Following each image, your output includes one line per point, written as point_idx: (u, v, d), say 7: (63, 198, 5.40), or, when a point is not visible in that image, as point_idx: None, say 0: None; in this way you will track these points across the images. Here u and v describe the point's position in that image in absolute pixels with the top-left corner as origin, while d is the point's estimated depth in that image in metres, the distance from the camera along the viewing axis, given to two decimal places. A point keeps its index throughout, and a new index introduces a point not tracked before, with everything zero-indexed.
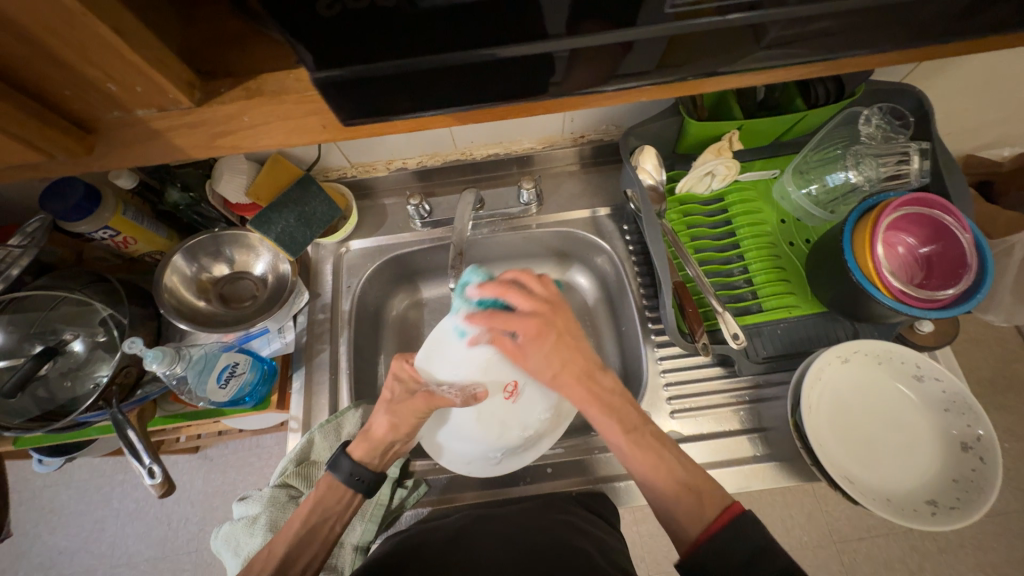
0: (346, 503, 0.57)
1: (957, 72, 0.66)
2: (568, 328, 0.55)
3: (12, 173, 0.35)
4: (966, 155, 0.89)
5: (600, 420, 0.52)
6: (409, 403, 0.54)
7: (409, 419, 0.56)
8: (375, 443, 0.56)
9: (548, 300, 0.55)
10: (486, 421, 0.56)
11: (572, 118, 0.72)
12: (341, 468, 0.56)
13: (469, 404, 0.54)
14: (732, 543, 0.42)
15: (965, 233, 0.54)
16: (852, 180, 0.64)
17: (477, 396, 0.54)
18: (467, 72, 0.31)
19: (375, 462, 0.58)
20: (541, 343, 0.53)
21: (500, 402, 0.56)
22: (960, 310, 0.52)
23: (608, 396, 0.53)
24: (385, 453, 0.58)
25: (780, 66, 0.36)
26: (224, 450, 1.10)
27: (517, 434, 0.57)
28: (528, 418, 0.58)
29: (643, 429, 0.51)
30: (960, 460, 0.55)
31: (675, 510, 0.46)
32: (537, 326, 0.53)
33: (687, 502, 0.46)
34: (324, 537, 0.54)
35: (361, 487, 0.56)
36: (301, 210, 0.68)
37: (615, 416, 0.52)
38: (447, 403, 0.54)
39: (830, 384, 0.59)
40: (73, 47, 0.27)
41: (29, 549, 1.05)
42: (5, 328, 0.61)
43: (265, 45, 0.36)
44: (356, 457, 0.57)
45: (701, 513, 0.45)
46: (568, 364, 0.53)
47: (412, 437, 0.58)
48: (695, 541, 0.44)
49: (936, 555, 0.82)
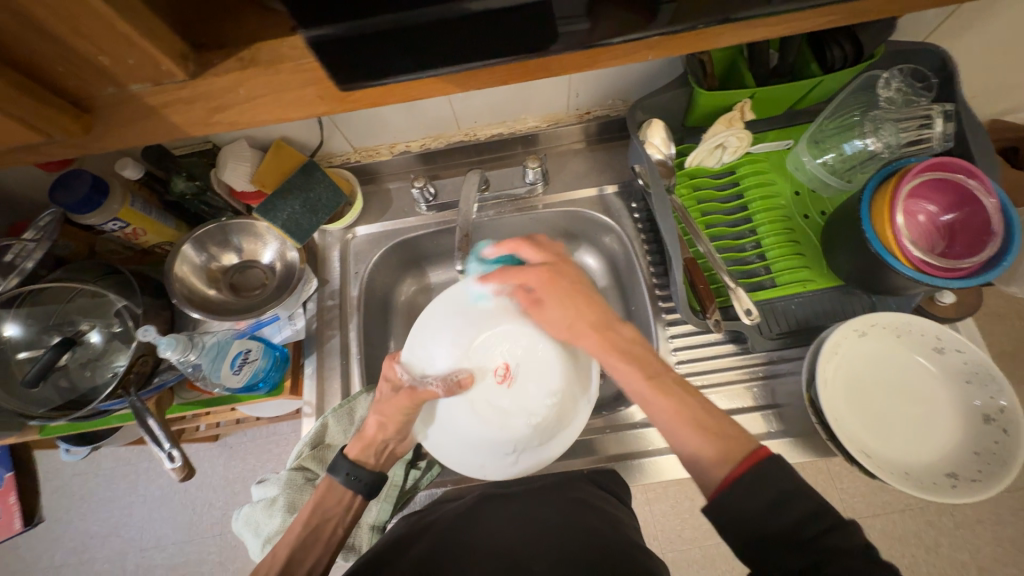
0: (347, 504, 0.58)
1: (983, 28, 0.62)
2: (579, 281, 0.55)
3: (13, 154, 0.35)
4: (991, 121, 0.85)
5: (617, 366, 0.50)
6: (394, 401, 0.56)
7: (396, 416, 0.57)
8: (368, 442, 0.57)
9: (558, 255, 0.57)
10: (484, 408, 0.61)
11: (577, 92, 0.70)
12: (339, 469, 0.57)
13: (454, 392, 0.60)
14: (757, 485, 0.38)
15: (990, 198, 0.52)
16: (870, 148, 0.61)
17: (461, 382, 0.60)
18: (463, 28, 0.30)
19: (372, 461, 0.58)
20: (554, 292, 0.55)
21: (489, 386, 0.62)
22: (983, 278, 0.50)
23: (623, 348, 0.51)
24: (380, 452, 0.59)
25: (794, 12, 0.34)
26: (243, 438, 1.13)
27: (521, 421, 0.59)
28: (531, 405, 0.60)
29: (666, 374, 0.48)
30: (982, 432, 0.54)
31: (701, 456, 0.42)
32: (547, 276, 0.55)
33: (713, 449, 0.42)
34: (326, 539, 0.55)
35: (359, 486, 0.57)
36: (306, 197, 0.67)
37: (636, 361, 0.49)
38: (433, 394, 0.58)
39: (846, 358, 0.58)
40: (61, 17, 0.26)
41: (62, 533, 1.10)
42: (24, 320, 0.62)
43: (257, 17, 0.35)
44: (352, 456, 0.58)
45: (724, 455, 0.41)
46: (580, 314, 0.53)
47: (404, 435, 0.59)
48: (720, 484, 0.39)
49: (954, 530, 0.81)
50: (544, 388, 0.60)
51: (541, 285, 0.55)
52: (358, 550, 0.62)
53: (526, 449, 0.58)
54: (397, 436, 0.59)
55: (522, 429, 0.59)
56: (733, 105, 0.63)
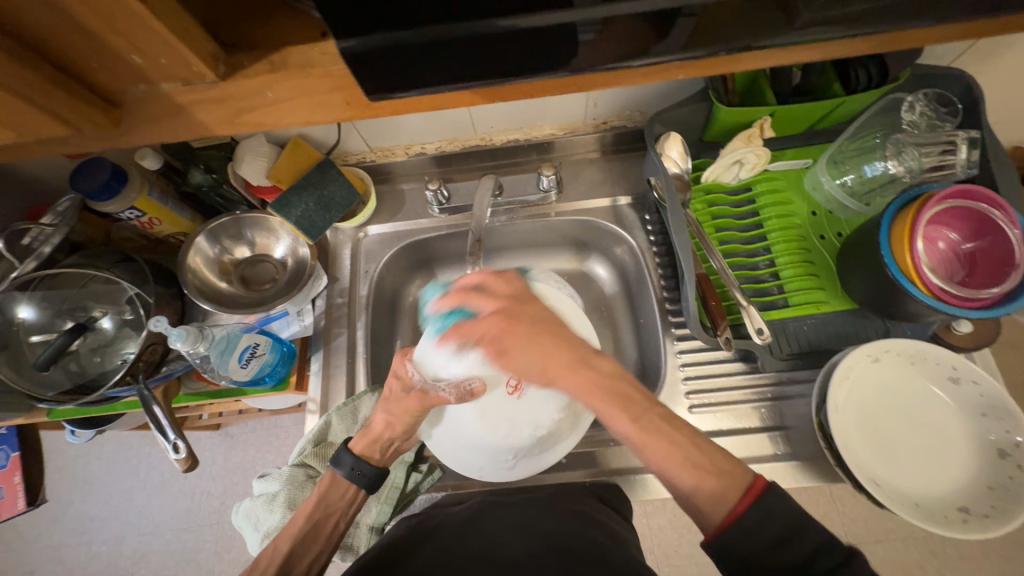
0: (350, 498, 0.58)
1: (1012, 56, 0.62)
2: (540, 318, 0.50)
3: (41, 146, 0.35)
4: (1015, 148, 0.84)
5: (601, 408, 0.47)
6: (403, 402, 0.56)
7: (404, 416, 0.57)
8: (374, 437, 0.58)
9: (514, 296, 0.52)
10: (494, 418, 0.58)
11: (595, 102, 0.69)
12: (343, 464, 0.57)
13: (465, 400, 0.56)
14: (760, 523, 0.39)
15: (1013, 229, 0.51)
16: (891, 170, 0.60)
17: (472, 391, 0.56)
18: (490, 43, 0.30)
19: (376, 457, 0.58)
20: (515, 338, 0.49)
21: (501, 395, 0.57)
22: (1003, 310, 0.49)
23: (605, 383, 0.47)
24: (385, 449, 0.59)
25: (821, 40, 0.34)
26: (244, 429, 1.14)
27: (526, 433, 0.57)
28: (537, 416, 0.58)
29: (651, 411, 0.46)
30: (996, 466, 0.52)
31: (697, 497, 0.42)
32: (502, 324, 0.49)
33: (710, 493, 0.41)
34: (328, 532, 0.55)
35: (362, 481, 0.57)
36: (320, 194, 0.68)
37: (622, 403, 0.46)
38: (443, 400, 0.56)
39: (858, 383, 0.57)
40: (99, 17, 0.27)
41: (63, 514, 1.11)
42: (38, 303, 0.63)
43: (287, 20, 0.35)
44: (357, 451, 0.58)
45: (724, 492, 0.41)
46: (548, 357, 0.48)
47: (411, 434, 0.59)
48: (718, 526, 0.40)
49: (957, 561, 0.80)
50: (552, 400, 0.57)
51: (501, 331, 0.49)
52: (355, 551, 0.62)
53: (526, 456, 0.59)
54: (403, 434, 0.59)
55: (525, 440, 0.57)
56: (754, 122, 0.62)
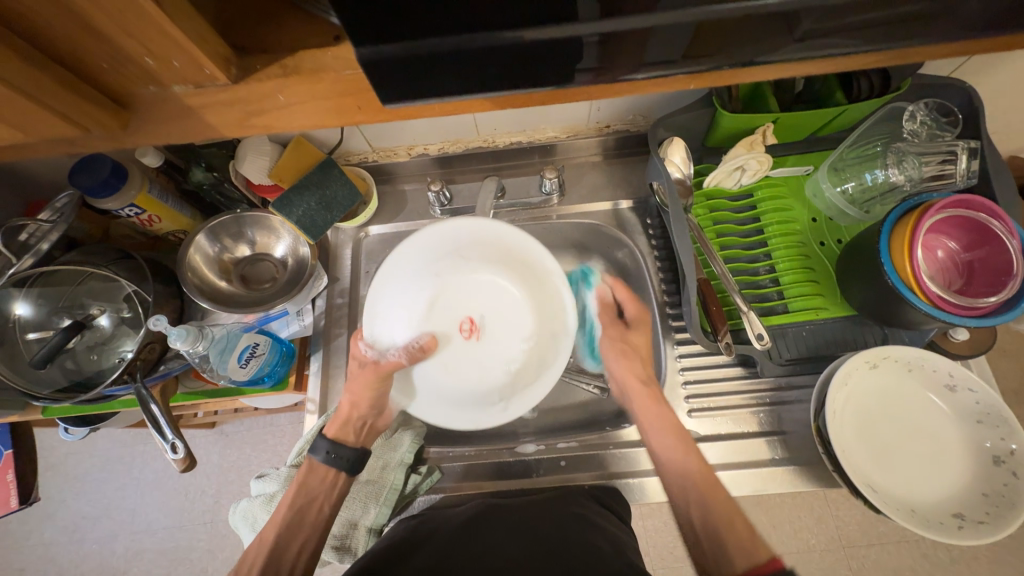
0: (331, 482, 0.58)
1: (1011, 68, 0.62)
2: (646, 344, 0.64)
3: (46, 146, 0.35)
4: (1011, 157, 0.85)
5: (663, 438, 0.58)
6: (362, 376, 0.59)
7: (367, 393, 0.59)
8: (345, 419, 0.59)
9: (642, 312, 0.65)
10: (457, 367, 0.63)
11: (598, 107, 0.70)
12: (318, 450, 0.57)
13: (419, 357, 0.61)
14: None
15: (1012, 239, 0.51)
16: (892, 178, 0.61)
17: (423, 347, 0.62)
18: (502, 55, 0.30)
19: (352, 439, 0.59)
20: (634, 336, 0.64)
21: (456, 346, 0.64)
22: (999, 320, 0.49)
23: (667, 421, 0.59)
24: (359, 429, 0.60)
25: (825, 57, 0.34)
26: (240, 427, 1.13)
27: (500, 369, 0.63)
28: (505, 352, 0.64)
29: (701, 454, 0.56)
30: (990, 474, 0.53)
31: (727, 542, 0.49)
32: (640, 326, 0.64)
33: (739, 534, 0.49)
34: (313, 519, 0.56)
35: (340, 464, 0.57)
36: (322, 193, 0.67)
37: (679, 437, 0.57)
38: (396, 364, 0.60)
39: (855, 389, 0.57)
40: (113, 18, 0.26)
41: (54, 512, 1.10)
42: (34, 300, 0.62)
43: (299, 23, 0.35)
44: (331, 436, 0.58)
45: (751, 549, 0.47)
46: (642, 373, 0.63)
47: (382, 409, 0.61)
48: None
49: (949, 565, 0.80)
50: (513, 336, 0.65)
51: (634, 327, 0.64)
52: (353, 553, 0.61)
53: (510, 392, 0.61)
54: (373, 411, 0.60)
55: (501, 376, 0.63)
56: (757, 128, 0.62)
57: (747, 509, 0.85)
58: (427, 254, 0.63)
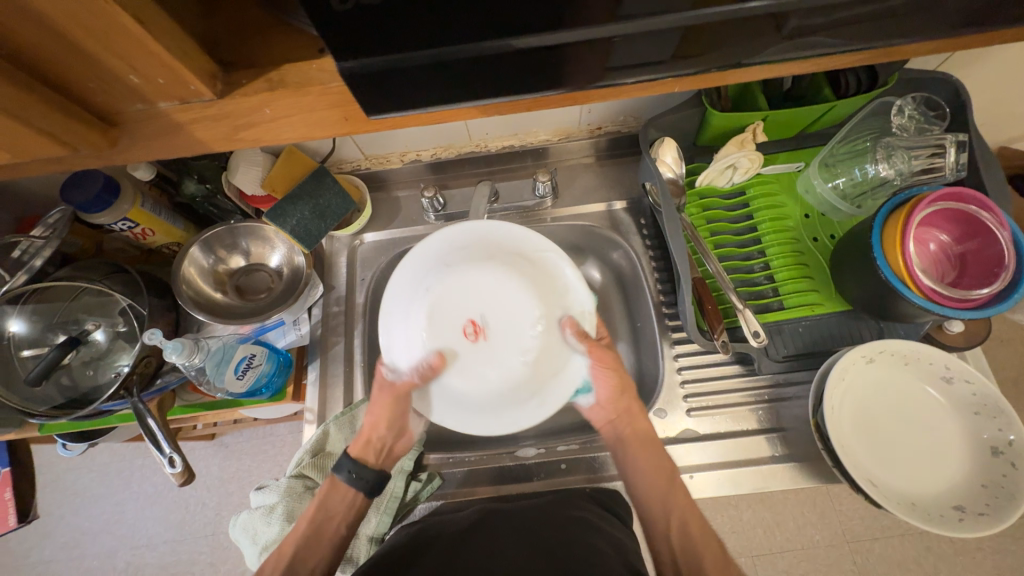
0: (352, 503, 0.58)
1: (997, 60, 0.63)
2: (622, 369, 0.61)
3: (35, 165, 0.35)
4: (1001, 148, 0.85)
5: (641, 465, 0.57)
6: (379, 399, 0.60)
7: (387, 414, 0.60)
8: (366, 439, 0.59)
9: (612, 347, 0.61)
10: (476, 372, 0.61)
11: (589, 109, 0.70)
12: (342, 469, 0.57)
13: (432, 375, 0.60)
14: None
15: (1002, 231, 0.51)
16: (882, 174, 0.62)
17: (432, 365, 0.60)
18: (486, 63, 0.30)
19: (372, 460, 0.59)
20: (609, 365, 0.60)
21: (464, 353, 0.62)
22: (993, 311, 0.49)
23: (647, 448, 0.58)
24: (380, 451, 0.60)
25: (809, 57, 0.34)
26: (239, 438, 1.12)
27: (518, 361, 0.61)
28: (518, 343, 0.62)
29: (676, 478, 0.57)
30: (989, 465, 0.53)
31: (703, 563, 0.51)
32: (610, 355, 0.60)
33: (712, 556, 0.52)
34: (331, 537, 0.56)
35: (361, 485, 0.57)
36: (315, 203, 0.67)
37: (656, 465, 0.57)
38: (410, 385, 0.60)
39: (853, 384, 0.57)
40: (97, 38, 0.27)
41: (54, 529, 1.09)
42: (29, 317, 0.62)
43: (284, 36, 0.35)
44: (354, 456, 0.58)
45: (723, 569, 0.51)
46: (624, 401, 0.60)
47: (402, 429, 0.61)
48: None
49: (953, 557, 0.80)
50: (519, 326, 0.62)
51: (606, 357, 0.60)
52: (355, 562, 0.61)
53: (539, 382, 0.61)
54: (393, 433, 0.61)
55: (523, 369, 0.61)
56: (747, 126, 0.63)
57: (749, 506, 0.85)
58: (417, 271, 0.64)
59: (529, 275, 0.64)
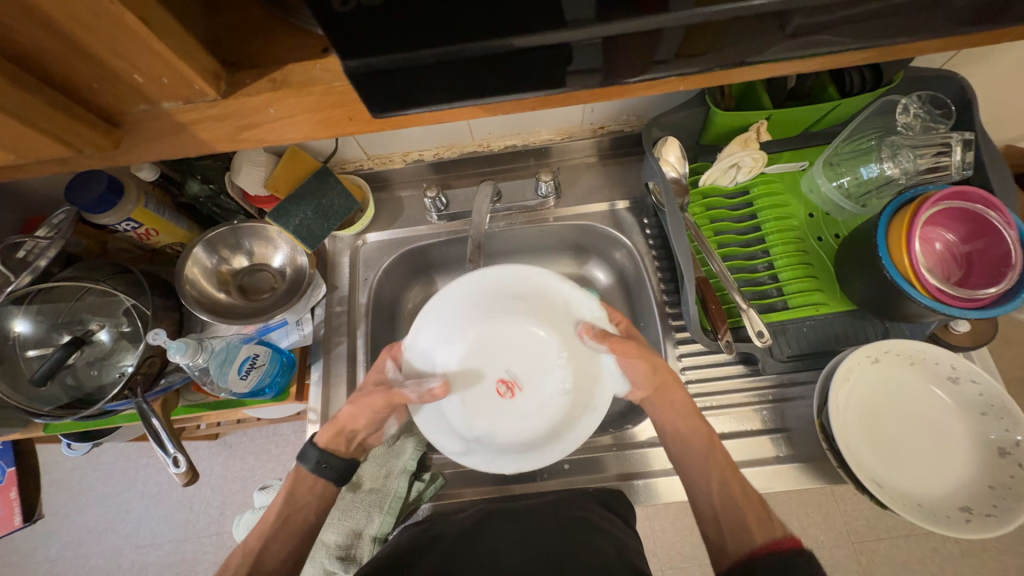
0: (318, 492, 0.58)
1: (1004, 58, 0.62)
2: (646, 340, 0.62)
3: (40, 166, 0.35)
4: (1007, 146, 0.84)
5: (679, 432, 0.57)
6: (369, 397, 0.58)
7: (368, 410, 0.59)
8: (338, 429, 0.59)
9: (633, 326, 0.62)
10: (515, 425, 0.61)
11: (592, 108, 0.70)
12: (308, 458, 0.58)
13: (430, 400, 0.59)
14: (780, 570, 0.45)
15: (1009, 230, 0.51)
16: (887, 172, 0.61)
17: (433, 392, 0.59)
18: (489, 62, 0.30)
19: (342, 449, 0.60)
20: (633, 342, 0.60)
21: (495, 403, 0.62)
22: (1002, 310, 0.49)
23: (684, 413, 0.58)
24: (349, 441, 0.60)
25: (816, 54, 0.34)
26: (243, 437, 1.13)
27: (557, 389, 0.62)
28: (549, 378, 0.62)
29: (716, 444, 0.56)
30: (996, 465, 0.53)
31: (743, 522, 0.51)
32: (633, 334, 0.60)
33: (751, 517, 0.51)
34: (300, 527, 0.56)
35: (330, 474, 0.58)
36: (318, 203, 0.67)
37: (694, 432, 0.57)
38: (406, 398, 0.59)
39: (858, 384, 0.57)
40: (101, 38, 0.27)
41: (59, 528, 1.09)
42: (33, 317, 0.62)
43: (287, 35, 0.35)
44: (321, 445, 0.59)
45: (765, 526, 0.50)
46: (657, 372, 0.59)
47: (377, 426, 0.61)
48: (730, 563, 0.49)
49: (959, 558, 0.80)
50: (547, 362, 0.63)
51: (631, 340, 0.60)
52: (358, 562, 0.61)
53: (585, 398, 0.61)
54: (369, 428, 0.61)
55: (563, 400, 0.61)
56: (751, 126, 0.62)
57: None
58: (455, 304, 0.64)
59: (535, 311, 0.65)
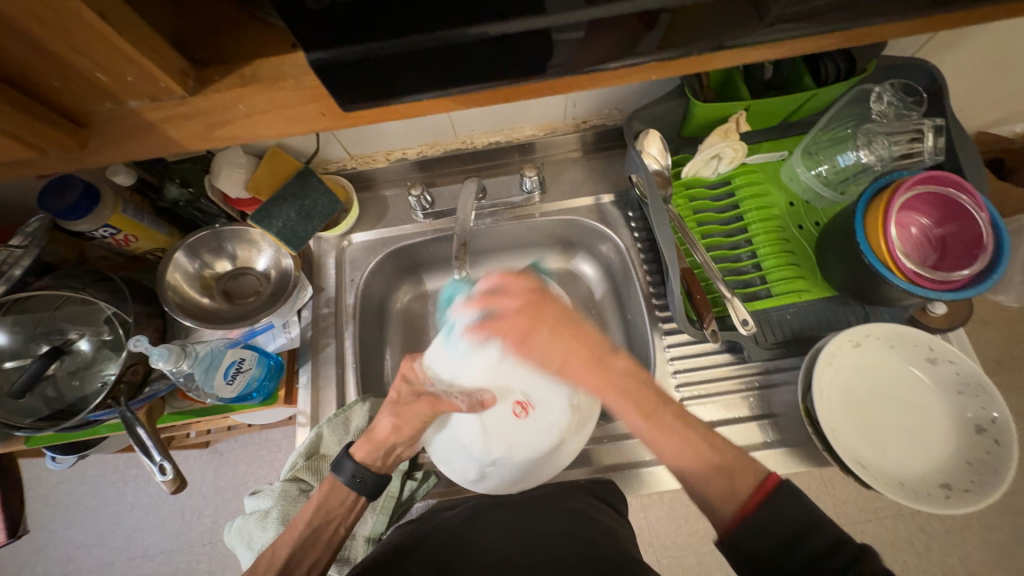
0: (349, 505, 0.57)
1: (973, 45, 0.64)
2: (559, 318, 0.55)
3: (8, 169, 0.35)
4: (980, 132, 0.86)
5: (617, 403, 0.52)
6: (415, 407, 0.55)
7: (413, 421, 0.56)
8: (378, 444, 0.57)
9: (533, 294, 0.57)
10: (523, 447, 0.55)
11: (574, 102, 0.70)
12: (344, 470, 0.56)
13: (477, 410, 0.54)
14: (770, 522, 0.42)
15: (981, 213, 0.52)
16: (863, 160, 0.62)
17: (484, 402, 0.55)
18: (461, 52, 0.30)
19: (377, 465, 0.58)
20: (537, 333, 0.55)
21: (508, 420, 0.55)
22: (976, 290, 0.50)
23: (621, 381, 0.52)
24: (386, 454, 0.58)
25: (791, 39, 0.34)
26: (233, 445, 1.11)
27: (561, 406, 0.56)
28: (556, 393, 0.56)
29: (663, 410, 0.51)
30: (974, 443, 0.54)
31: (707, 489, 0.47)
32: (527, 320, 0.55)
33: (717, 480, 0.46)
34: (325, 541, 0.55)
35: (363, 489, 0.56)
36: (301, 204, 0.67)
37: (634, 398, 0.52)
38: (455, 408, 0.55)
39: (841, 369, 0.58)
40: (60, 36, 0.26)
41: (47, 544, 1.07)
42: (10, 329, 0.60)
43: (258, 31, 0.35)
44: (358, 458, 0.57)
45: (735, 491, 0.45)
46: (569, 354, 0.54)
47: (415, 439, 0.58)
48: (732, 520, 0.44)
49: (944, 535, 0.82)
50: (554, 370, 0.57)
51: (526, 328, 0.55)
52: (350, 562, 0.61)
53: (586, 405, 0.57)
54: (408, 440, 0.58)
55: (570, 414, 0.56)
56: (731, 116, 0.63)
57: None
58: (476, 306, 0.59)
59: None
